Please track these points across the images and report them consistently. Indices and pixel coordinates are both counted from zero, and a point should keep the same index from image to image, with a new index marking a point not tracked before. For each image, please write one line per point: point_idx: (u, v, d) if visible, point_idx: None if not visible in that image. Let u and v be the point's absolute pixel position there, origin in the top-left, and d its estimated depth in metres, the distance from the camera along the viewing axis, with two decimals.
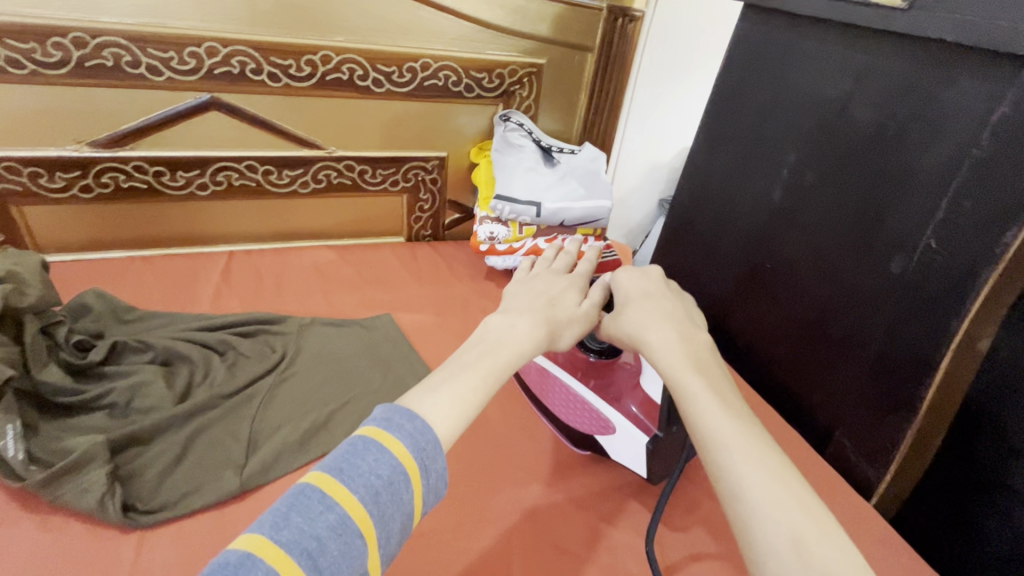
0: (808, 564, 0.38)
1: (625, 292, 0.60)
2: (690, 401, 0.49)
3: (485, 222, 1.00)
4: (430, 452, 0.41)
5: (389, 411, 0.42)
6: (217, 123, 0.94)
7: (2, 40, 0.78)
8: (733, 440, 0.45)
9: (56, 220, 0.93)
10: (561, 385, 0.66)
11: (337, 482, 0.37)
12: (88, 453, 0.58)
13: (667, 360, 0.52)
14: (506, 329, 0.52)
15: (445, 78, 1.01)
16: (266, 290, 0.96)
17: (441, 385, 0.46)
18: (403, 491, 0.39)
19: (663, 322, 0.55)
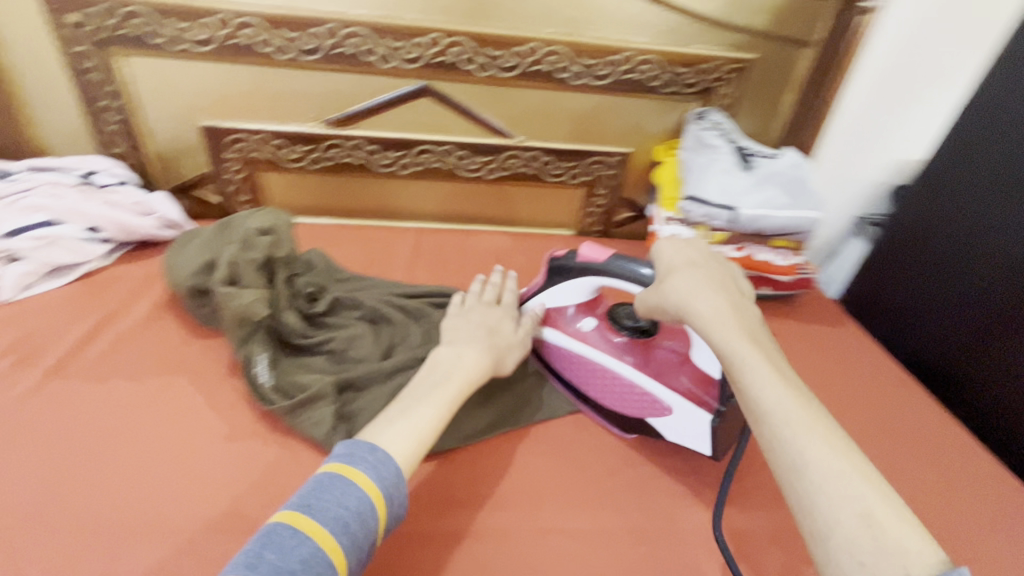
0: (879, 536, 0.39)
1: (668, 263, 0.62)
2: (747, 379, 0.50)
3: (671, 223, 0.97)
4: (389, 483, 0.52)
5: (354, 448, 0.54)
6: (426, 109, 1.01)
7: (276, 30, 0.91)
8: (790, 411, 0.46)
9: (288, 187, 1.09)
10: (603, 370, 0.73)
11: (304, 517, 0.47)
12: (319, 391, 0.68)
13: (719, 330, 0.54)
14: (455, 359, 0.68)
15: (644, 72, 0.98)
16: (450, 268, 1.02)
17: (407, 408, 0.60)
18: (369, 522, 0.49)
19: (708, 290, 0.57)
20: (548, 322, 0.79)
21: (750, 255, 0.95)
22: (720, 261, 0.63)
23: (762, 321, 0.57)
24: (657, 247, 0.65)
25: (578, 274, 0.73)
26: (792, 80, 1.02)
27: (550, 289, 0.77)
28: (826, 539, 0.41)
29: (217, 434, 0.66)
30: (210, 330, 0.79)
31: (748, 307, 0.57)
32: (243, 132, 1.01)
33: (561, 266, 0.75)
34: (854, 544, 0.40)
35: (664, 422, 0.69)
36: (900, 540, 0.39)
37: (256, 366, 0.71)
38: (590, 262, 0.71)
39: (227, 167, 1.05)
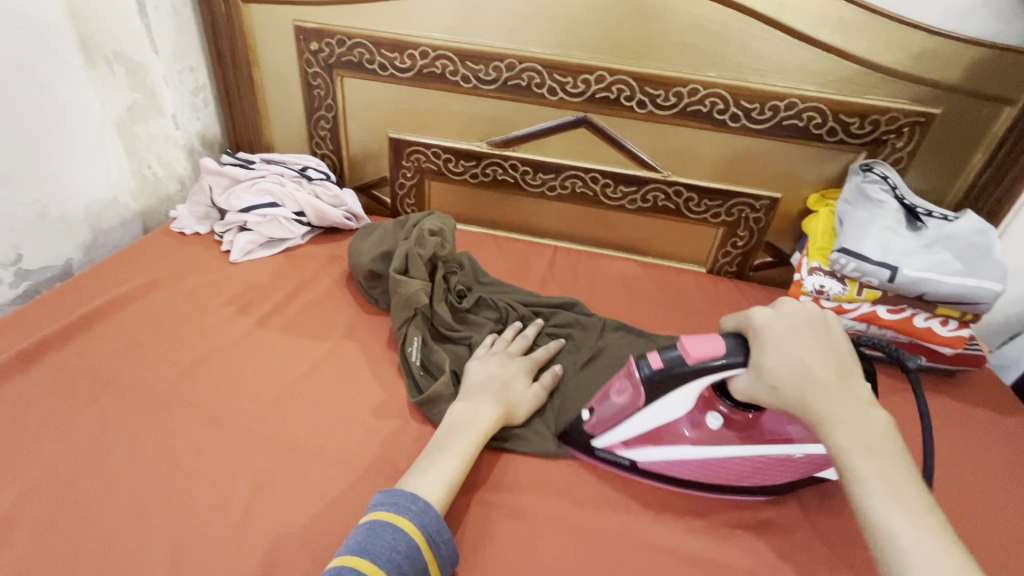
0: None
1: (781, 355, 0.56)
2: (862, 490, 0.50)
3: (816, 273, 0.93)
4: (434, 526, 0.57)
5: (396, 497, 0.58)
6: (580, 138, 1.09)
7: (465, 62, 1.05)
8: (911, 539, 0.47)
9: (447, 195, 1.24)
10: (738, 460, 0.67)
11: (364, 560, 0.52)
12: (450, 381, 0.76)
13: (837, 438, 0.52)
14: (471, 414, 0.70)
15: (808, 120, 0.97)
16: (581, 286, 1.08)
17: (436, 457, 0.64)
18: (418, 560, 0.54)
19: (832, 390, 0.54)
20: (654, 442, 0.68)
21: (907, 319, 0.89)
22: (825, 331, 0.58)
23: (886, 418, 0.54)
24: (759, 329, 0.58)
25: (691, 379, 0.61)
26: (985, 139, 0.94)
27: (653, 408, 0.65)
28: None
29: (375, 395, 0.79)
30: (377, 310, 0.94)
31: (857, 397, 0.54)
32: (421, 146, 1.17)
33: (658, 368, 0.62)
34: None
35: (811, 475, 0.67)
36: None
37: (410, 346, 0.81)
38: (705, 362, 0.60)
39: (402, 174, 1.23)
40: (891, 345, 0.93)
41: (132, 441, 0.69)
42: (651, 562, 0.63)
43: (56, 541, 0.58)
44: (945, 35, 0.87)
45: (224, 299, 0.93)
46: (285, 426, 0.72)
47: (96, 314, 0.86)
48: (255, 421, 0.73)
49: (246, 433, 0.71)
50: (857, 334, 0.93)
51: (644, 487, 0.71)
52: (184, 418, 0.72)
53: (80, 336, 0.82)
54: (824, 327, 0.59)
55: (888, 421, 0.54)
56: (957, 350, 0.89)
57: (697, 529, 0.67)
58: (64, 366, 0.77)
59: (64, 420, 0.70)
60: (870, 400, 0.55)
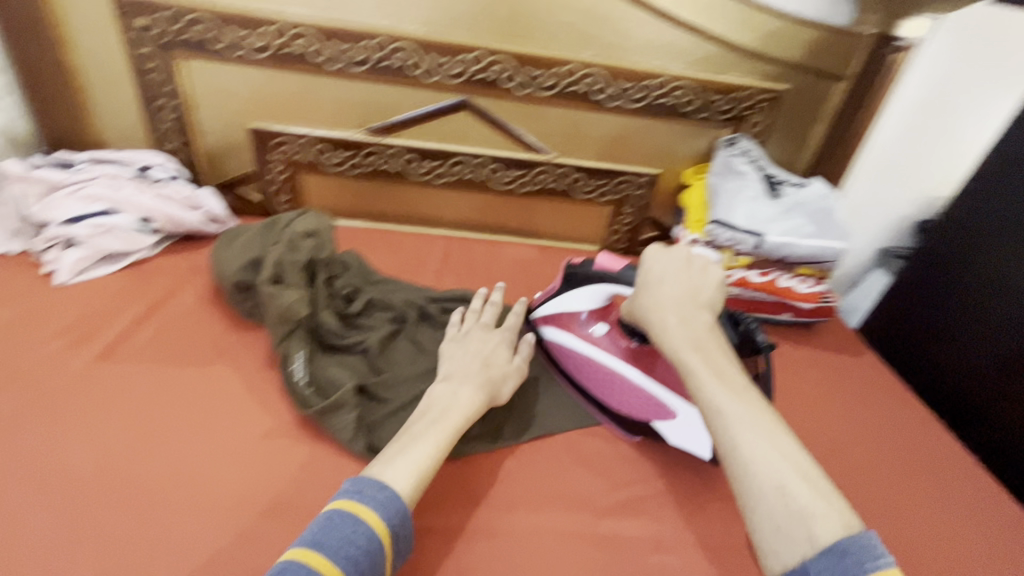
0: (788, 503, 0.50)
1: (648, 275, 0.70)
2: (691, 378, 0.60)
3: (697, 244, 0.99)
4: (397, 519, 0.54)
5: (363, 484, 0.55)
6: (465, 121, 1.05)
7: (329, 42, 0.96)
8: (728, 405, 0.57)
9: (324, 188, 1.13)
10: (619, 372, 0.77)
11: (316, 554, 0.49)
12: (342, 399, 0.68)
13: (669, 342, 0.63)
14: (450, 398, 0.66)
15: (678, 98, 1.01)
16: (479, 274, 1.05)
17: (406, 446, 0.60)
18: (376, 555, 0.51)
19: (670, 304, 0.66)
20: (558, 326, 0.83)
21: (773, 281, 0.97)
22: (701, 270, 0.69)
23: (711, 321, 0.65)
24: (642, 259, 0.71)
25: (595, 282, 0.79)
26: (824, 112, 1.04)
27: (566, 296, 0.81)
28: (755, 503, 0.52)
29: (254, 419, 0.70)
30: (252, 324, 0.83)
31: (700, 309, 0.66)
32: (290, 135, 1.06)
33: (575, 273, 0.80)
34: (771, 514, 0.50)
35: (667, 425, 0.73)
36: (807, 507, 0.49)
37: (293, 363, 0.72)
38: (606, 270, 0.78)
39: (271, 168, 1.10)
40: (762, 306, 1.00)
41: None
42: (562, 549, 0.63)
43: None
44: (789, 17, 0.94)
45: (52, 331, 0.78)
46: (148, 476, 0.62)
47: None
48: (106, 473, 0.61)
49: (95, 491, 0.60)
50: (733, 299, 0.99)
51: (551, 473, 0.71)
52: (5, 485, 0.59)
53: None
54: (701, 265, 0.70)
55: (711, 324, 0.65)
56: (813, 304, 0.99)
57: (604, 509, 0.68)
58: None
59: None
60: (710, 313, 0.66)
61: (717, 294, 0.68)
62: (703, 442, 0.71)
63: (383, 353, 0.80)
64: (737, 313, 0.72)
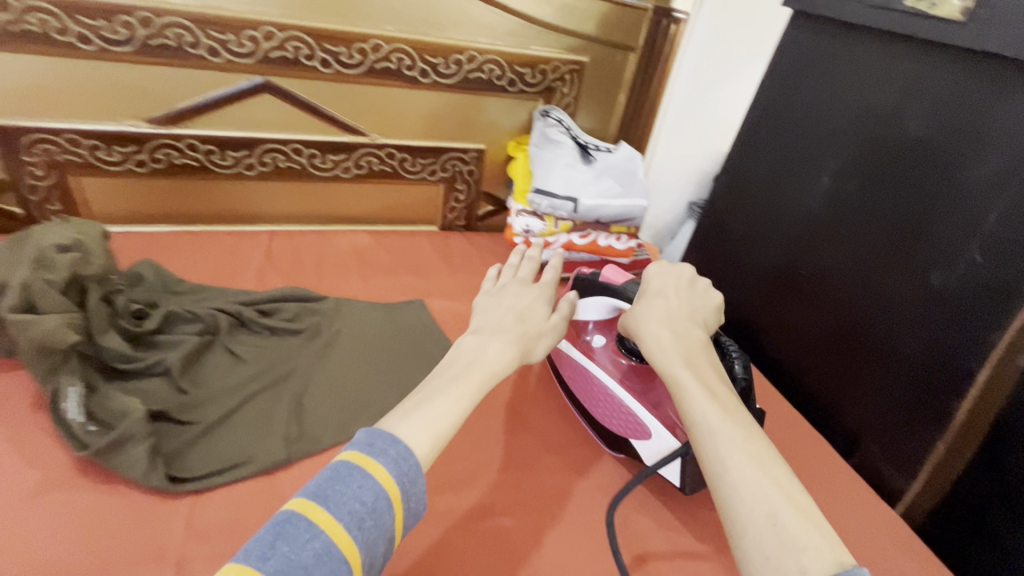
0: (782, 538, 0.42)
1: (648, 288, 0.66)
2: (682, 393, 0.54)
3: (523, 214, 1.03)
4: (411, 476, 0.44)
5: (375, 436, 0.45)
6: (268, 105, 0.96)
7: (76, 17, 0.81)
8: (720, 425, 0.50)
9: (106, 191, 0.96)
10: (605, 389, 0.70)
11: (321, 511, 0.40)
12: (128, 430, 0.59)
13: (660, 355, 0.58)
14: (479, 352, 0.56)
15: (489, 71, 1.03)
16: (308, 269, 0.98)
17: (423, 403, 0.50)
18: (385, 517, 0.42)
19: (663, 319, 0.61)
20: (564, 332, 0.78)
21: (593, 242, 1.04)
22: (700, 291, 0.67)
23: (705, 338, 0.61)
24: (643, 275, 0.68)
25: (596, 291, 0.73)
26: (624, 82, 1.14)
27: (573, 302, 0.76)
28: (738, 536, 0.44)
29: (18, 474, 0.59)
30: (12, 363, 0.70)
31: (689, 324, 0.61)
32: (44, 132, 0.88)
33: (583, 280, 0.74)
34: (760, 542, 0.43)
35: (646, 449, 0.68)
36: (800, 539, 0.42)
37: (64, 401, 0.62)
38: (608, 282, 0.72)
39: (27, 174, 0.92)
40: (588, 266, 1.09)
41: None
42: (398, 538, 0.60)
43: None
44: None
45: None
46: None
47: None
48: None
49: None
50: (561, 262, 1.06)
51: None
52: None
53: None
54: (705, 289, 0.67)
55: (705, 340, 0.60)
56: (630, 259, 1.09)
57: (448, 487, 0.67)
58: None
59: None
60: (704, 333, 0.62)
61: (711, 317, 0.65)
62: (679, 467, 0.65)
63: (189, 370, 0.72)
64: (722, 341, 0.69)
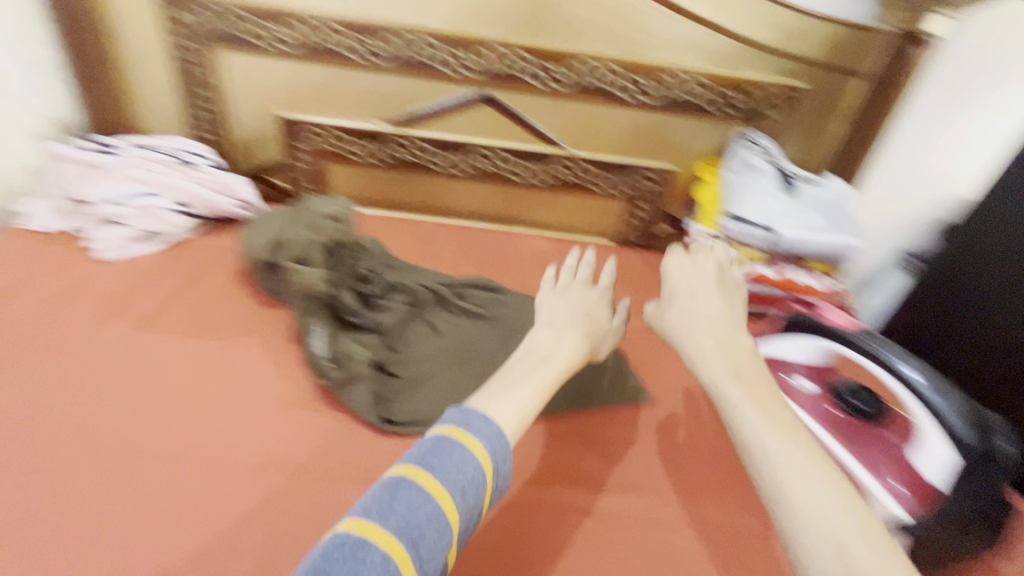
0: (848, 567, 0.46)
1: (677, 291, 0.76)
2: (730, 406, 0.59)
3: (707, 239, 0.98)
4: (501, 454, 0.53)
5: (467, 416, 0.54)
6: (484, 114, 1.08)
7: (358, 36, 1.00)
8: (777, 448, 0.54)
9: (346, 176, 1.17)
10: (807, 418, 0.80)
11: (433, 477, 0.48)
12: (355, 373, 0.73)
13: (709, 370, 0.64)
14: (555, 345, 0.69)
15: (694, 92, 1.02)
16: (494, 263, 1.08)
17: (509, 389, 0.60)
18: (480, 487, 0.50)
19: (694, 326, 0.71)
20: (771, 369, 0.84)
21: (788, 280, 0.93)
22: (728, 289, 0.76)
23: (751, 346, 0.67)
24: (664, 269, 0.81)
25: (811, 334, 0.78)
26: (844, 109, 1.05)
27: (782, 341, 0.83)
28: (803, 559, 0.48)
29: (280, 389, 0.74)
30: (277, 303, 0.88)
31: (732, 339, 0.68)
32: (315, 125, 1.10)
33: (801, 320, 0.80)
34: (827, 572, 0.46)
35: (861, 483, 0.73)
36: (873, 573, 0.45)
37: (313, 338, 0.76)
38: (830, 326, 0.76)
39: (298, 157, 1.15)
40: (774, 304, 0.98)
41: None
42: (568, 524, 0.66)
43: None
44: (811, 14, 0.95)
45: (95, 302, 0.84)
46: (176, 441, 0.67)
47: None
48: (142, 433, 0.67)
49: (134, 449, 0.65)
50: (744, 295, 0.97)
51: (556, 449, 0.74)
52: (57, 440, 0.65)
53: None
54: (710, 275, 0.77)
55: (751, 350, 0.67)
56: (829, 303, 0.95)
57: (602, 488, 0.70)
58: None
59: None
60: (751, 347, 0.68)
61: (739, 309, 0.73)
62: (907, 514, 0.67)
63: (398, 332, 0.84)
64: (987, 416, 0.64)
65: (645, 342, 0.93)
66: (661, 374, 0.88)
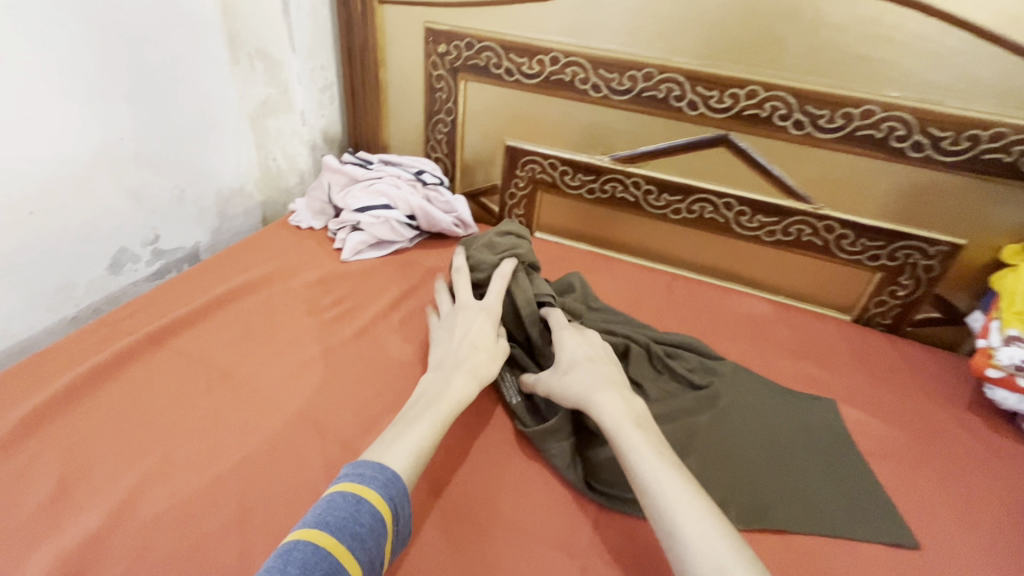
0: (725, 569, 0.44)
1: (563, 352, 0.69)
2: (630, 454, 0.54)
3: (1013, 345, 0.76)
4: (399, 500, 0.51)
5: (361, 467, 0.52)
6: (719, 158, 0.98)
7: (598, 71, 0.98)
8: (682, 505, 0.49)
9: (557, 208, 1.16)
10: None
11: (320, 532, 0.46)
12: (557, 424, 0.67)
13: (611, 417, 0.59)
14: (443, 384, 0.64)
15: (1018, 154, 0.79)
16: (704, 322, 0.96)
17: (405, 429, 0.58)
18: (381, 536, 0.48)
19: (608, 385, 0.63)
20: None
21: None
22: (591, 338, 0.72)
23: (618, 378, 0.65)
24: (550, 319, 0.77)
25: None
26: None
27: None
28: None
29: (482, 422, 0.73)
30: None
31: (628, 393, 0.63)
32: (537, 155, 1.11)
33: None
34: None
35: None
36: None
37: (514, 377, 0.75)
38: None
39: (515, 184, 1.18)
40: None
41: (237, 441, 0.68)
42: None
43: (159, 539, 0.58)
44: None
45: (333, 298, 0.93)
46: None
47: (218, 303, 0.89)
48: (358, 434, 0.71)
49: (349, 449, 0.69)
50: None
51: None
52: (291, 422, 0.71)
53: (199, 325, 0.85)
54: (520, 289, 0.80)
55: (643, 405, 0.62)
56: None
57: None
58: (181, 355, 0.80)
59: (187, 406, 0.72)
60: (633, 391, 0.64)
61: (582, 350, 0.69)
62: None
63: None
64: None
65: (902, 460, 0.73)
66: (931, 511, 0.67)
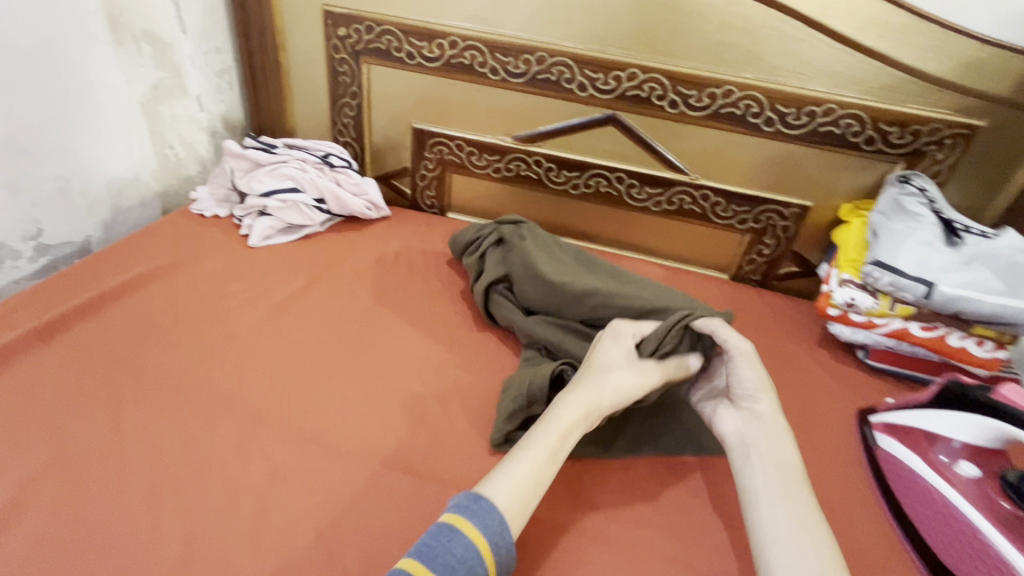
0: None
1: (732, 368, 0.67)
2: (767, 470, 0.59)
3: (847, 286, 0.91)
4: (497, 530, 0.51)
5: (460, 498, 0.53)
6: (609, 136, 1.07)
7: (495, 55, 1.04)
8: (806, 533, 0.53)
9: (466, 187, 1.21)
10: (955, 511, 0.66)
11: (418, 562, 0.47)
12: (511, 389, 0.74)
13: (772, 441, 0.61)
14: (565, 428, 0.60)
15: (845, 126, 0.94)
16: None
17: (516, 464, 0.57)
18: (476, 567, 0.48)
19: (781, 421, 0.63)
20: (910, 444, 0.73)
21: (940, 338, 0.86)
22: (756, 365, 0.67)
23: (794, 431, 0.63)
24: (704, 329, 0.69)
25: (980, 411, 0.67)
26: None
27: (928, 412, 0.72)
28: None
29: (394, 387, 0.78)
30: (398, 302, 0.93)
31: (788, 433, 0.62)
32: (444, 137, 1.15)
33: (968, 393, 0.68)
34: None
35: None
36: None
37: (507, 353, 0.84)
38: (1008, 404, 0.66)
39: (424, 165, 1.21)
40: (917, 363, 0.91)
41: (145, 426, 0.68)
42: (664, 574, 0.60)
43: (67, 524, 0.58)
44: (1000, 45, 0.84)
45: (241, 284, 0.93)
46: (300, 421, 0.72)
47: (113, 294, 0.86)
48: (270, 408, 0.73)
49: (262, 423, 0.71)
50: (883, 350, 0.92)
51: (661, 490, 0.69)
52: (200, 404, 0.72)
53: (96, 317, 0.82)
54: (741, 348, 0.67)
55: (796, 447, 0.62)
56: (993, 372, 0.86)
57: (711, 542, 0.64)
58: (76, 348, 0.77)
59: (86, 398, 0.71)
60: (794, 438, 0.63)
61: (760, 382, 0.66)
62: None
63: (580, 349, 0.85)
64: None
65: None
66: None
